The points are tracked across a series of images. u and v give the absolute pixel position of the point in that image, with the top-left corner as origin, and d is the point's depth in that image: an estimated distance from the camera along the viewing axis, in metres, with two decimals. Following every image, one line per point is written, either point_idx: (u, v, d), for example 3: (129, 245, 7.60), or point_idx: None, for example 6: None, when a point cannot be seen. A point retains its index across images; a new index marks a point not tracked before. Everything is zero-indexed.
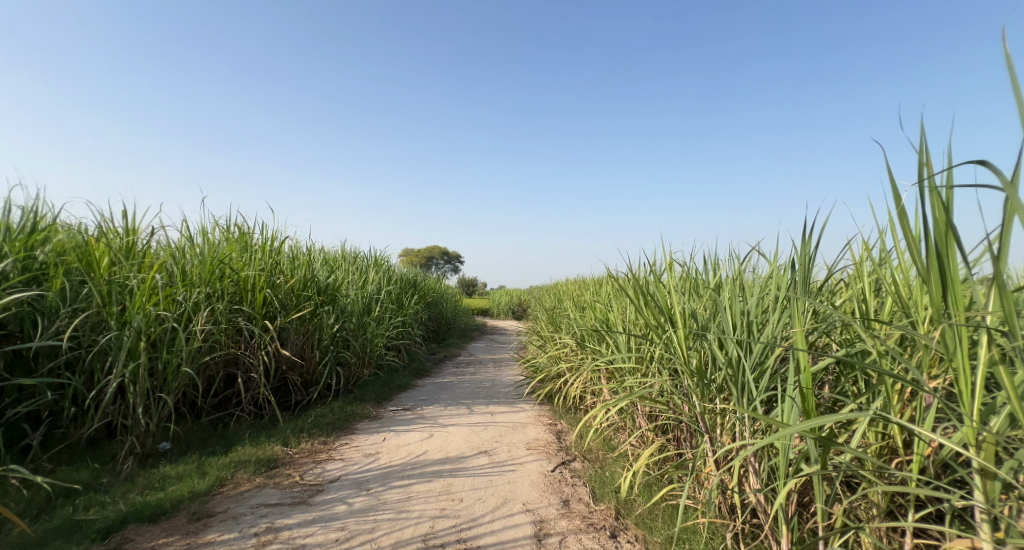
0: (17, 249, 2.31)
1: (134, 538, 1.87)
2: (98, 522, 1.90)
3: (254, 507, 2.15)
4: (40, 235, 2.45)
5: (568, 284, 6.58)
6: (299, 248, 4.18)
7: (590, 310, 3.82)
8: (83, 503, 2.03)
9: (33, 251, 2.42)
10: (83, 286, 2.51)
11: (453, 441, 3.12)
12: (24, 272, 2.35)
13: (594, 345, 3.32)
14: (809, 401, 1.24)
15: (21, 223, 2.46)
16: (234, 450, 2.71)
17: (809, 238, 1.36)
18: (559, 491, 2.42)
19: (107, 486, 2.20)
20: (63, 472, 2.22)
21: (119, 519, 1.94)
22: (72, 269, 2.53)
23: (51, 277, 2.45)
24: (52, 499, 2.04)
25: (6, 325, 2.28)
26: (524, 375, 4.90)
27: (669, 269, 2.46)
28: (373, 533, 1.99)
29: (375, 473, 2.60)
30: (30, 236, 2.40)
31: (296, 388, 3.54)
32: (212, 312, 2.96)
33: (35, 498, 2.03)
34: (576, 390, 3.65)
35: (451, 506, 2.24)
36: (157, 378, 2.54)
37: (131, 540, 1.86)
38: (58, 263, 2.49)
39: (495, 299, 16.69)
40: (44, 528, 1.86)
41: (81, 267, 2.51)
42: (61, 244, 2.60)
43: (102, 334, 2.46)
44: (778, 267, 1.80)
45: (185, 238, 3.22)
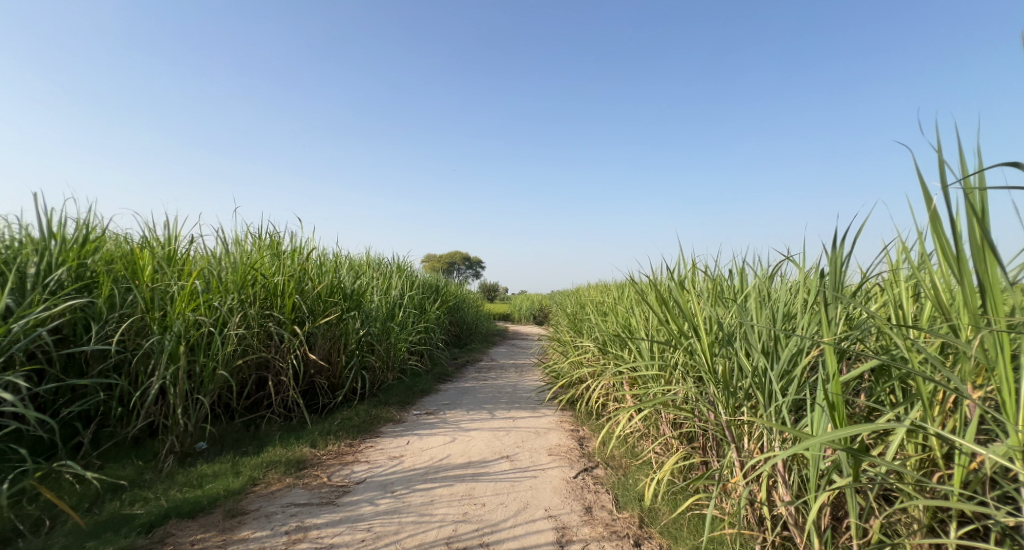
0: (72, 258, 2.45)
1: (175, 533, 1.94)
2: (142, 517, 1.99)
3: (285, 507, 2.21)
4: (91, 245, 2.59)
5: (589, 289, 6.56)
6: (326, 254, 4.28)
7: (612, 315, 3.82)
8: (129, 498, 2.12)
9: (85, 260, 2.56)
10: (128, 293, 2.63)
11: (475, 445, 3.14)
12: (78, 280, 2.49)
13: (616, 351, 3.32)
14: (840, 410, 1.22)
15: (75, 233, 2.61)
16: (266, 451, 2.79)
17: (841, 243, 1.35)
18: (581, 498, 2.42)
19: (150, 483, 2.29)
20: (111, 469, 2.32)
21: (162, 514, 2.02)
22: (119, 277, 2.67)
23: (99, 284, 2.57)
24: (101, 494, 2.14)
25: (61, 329, 2.41)
26: (545, 381, 4.90)
27: (693, 275, 2.45)
28: (398, 535, 2.03)
29: (400, 476, 2.64)
30: (83, 246, 2.55)
31: (323, 391, 3.62)
32: (244, 317, 3.06)
33: (86, 493, 2.13)
34: (598, 396, 3.64)
35: (474, 510, 2.26)
36: (194, 381, 2.64)
37: (172, 534, 1.93)
38: (106, 271, 2.62)
39: (518, 305, 16.69)
40: (95, 520, 1.95)
41: (127, 275, 2.64)
42: (109, 253, 2.75)
43: (145, 338, 2.58)
44: (808, 272, 1.78)
45: (220, 246, 3.34)
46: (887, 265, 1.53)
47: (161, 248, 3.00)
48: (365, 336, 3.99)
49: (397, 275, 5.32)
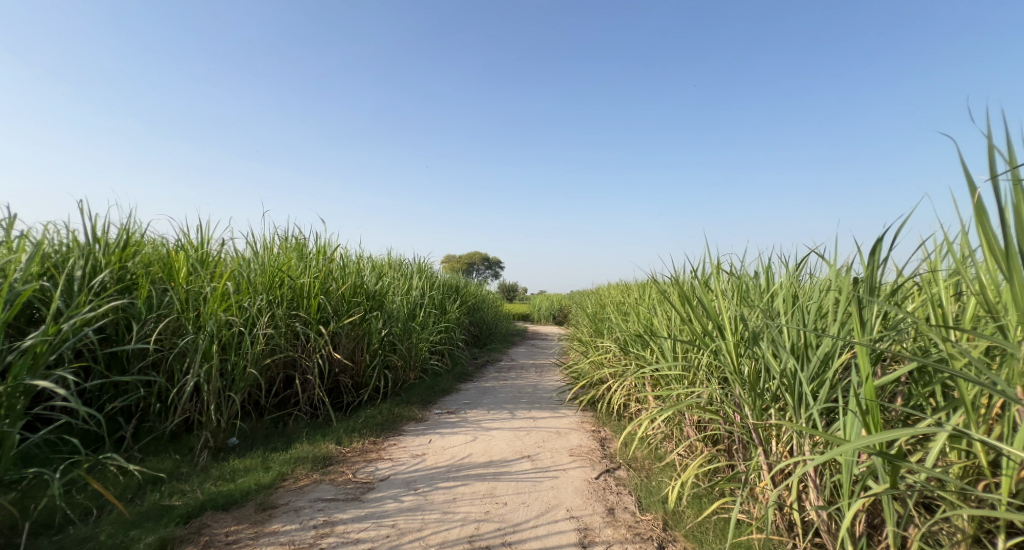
0: (113, 261, 2.57)
1: (211, 524, 2.01)
2: (180, 508, 2.06)
3: (313, 502, 2.26)
4: (131, 248, 2.71)
5: (609, 289, 6.52)
6: (350, 256, 4.36)
7: (633, 314, 3.79)
8: (167, 490, 2.20)
9: (126, 263, 2.68)
10: (164, 294, 2.73)
11: (496, 445, 3.15)
12: (119, 282, 2.60)
13: (638, 351, 3.29)
14: (876, 415, 1.19)
15: (116, 238, 2.74)
16: (294, 447, 2.85)
17: (877, 243, 1.31)
18: (603, 499, 2.41)
19: (186, 476, 2.37)
20: (151, 462, 2.40)
21: (198, 506, 2.10)
22: (157, 279, 2.77)
23: (138, 286, 2.68)
24: (142, 485, 2.22)
25: (104, 328, 2.53)
26: (565, 382, 4.89)
27: (717, 274, 2.42)
28: (422, 532, 2.05)
29: (422, 474, 2.67)
30: (124, 250, 2.67)
31: (347, 390, 3.69)
32: (272, 317, 3.14)
33: (128, 484, 2.22)
34: (619, 397, 3.62)
35: (496, 509, 2.27)
36: (226, 378, 2.72)
37: (208, 525, 2.00)
38: (145, 274, 2.72)
39: (537, 305, 16.68)
40: (137, 510, 2.04)
41: (164, 277, 2.75)
42: (147, 257, 2.86)
43: (181, 337, 2.68)
44: (840, 271, 1.74)
45: (249, 248, 3.44)
46: (926, 263, 1.48)
47: (194, 251, 3.11)
48: (387, 335, 4.04)
49: (418, 275, 5.37)
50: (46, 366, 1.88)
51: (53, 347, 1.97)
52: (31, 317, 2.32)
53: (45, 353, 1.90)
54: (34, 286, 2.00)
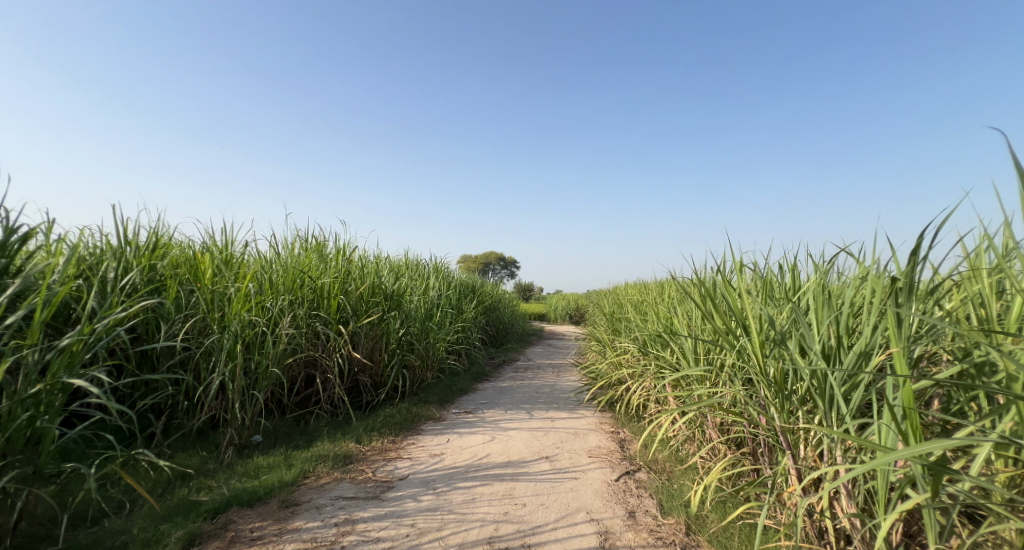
0: (143, 263, 2.66)
1: (236, 520, 2.06)
2: (206, 504, 2.12)
3: (334, 500, 2.28)
4: (160, 250, 2.79)
5: (628, 288, 6.45)
6: (368, 256, 4.38)
7: (652, 314, 3.74)
8: (195, 486, 2.27)
9: (155, 265, 2.76)
10: (191, 294, 2.80)
11: (514, 445, 3.13)
12: (149, 283, 2.69)
13: (658, 352, 3.24)
14: (915, 421, 1.13)
15: (146, 241, 2.82)
16: (315, 445, 2.88)
17: (917, 240, 1.24)
18: (624, 502, 2.37)
19: (213, 472, 2.43)
20: (179, 458, 2.48)
21: (224, 502, 2.15)
22: (184, 280, 2.85)
23: (166, 287, 2.74)
24: (171, 481, 2.29)
25: (136, 328, 2.63)
26: (583, 382, 4.84)
27: (740, 272, 2.37)
28: (441, 532, 2.04)
29: (441, 473, 2.66)
30: (153, 252, 2.75)
31: (367, 389, 3.71)
32: (294, 318, 3.18)
33: (159, 479, 2.29)
34: (639, 398, 3.57)
35: (515, 511, 2.26)
36: (250, 377, 2.76)
37: (234, 521, 2.05)
38: (173, 275, 2.80)
39: (553, 304, 16.63)
40: (167, 505, 2.11)
41: (191, 278, 2.82)
42: (175, 259, 2.94)
43: (207, 336, 2.74)
44: (871, 267, 1.68)
45: (271, 250, 3.50)
46: (967, 261, 1.41)
47: (219, 252, 3.18)
48: (405, 335, 4.05)
49: (435, 275, 5.38)
50: (80, 365, 1.91)
51: (87, 347, 2.00)
52: (67, 317, 2.38)
53: (80, 352, 1.93)
54: (69, 286, 2.04)
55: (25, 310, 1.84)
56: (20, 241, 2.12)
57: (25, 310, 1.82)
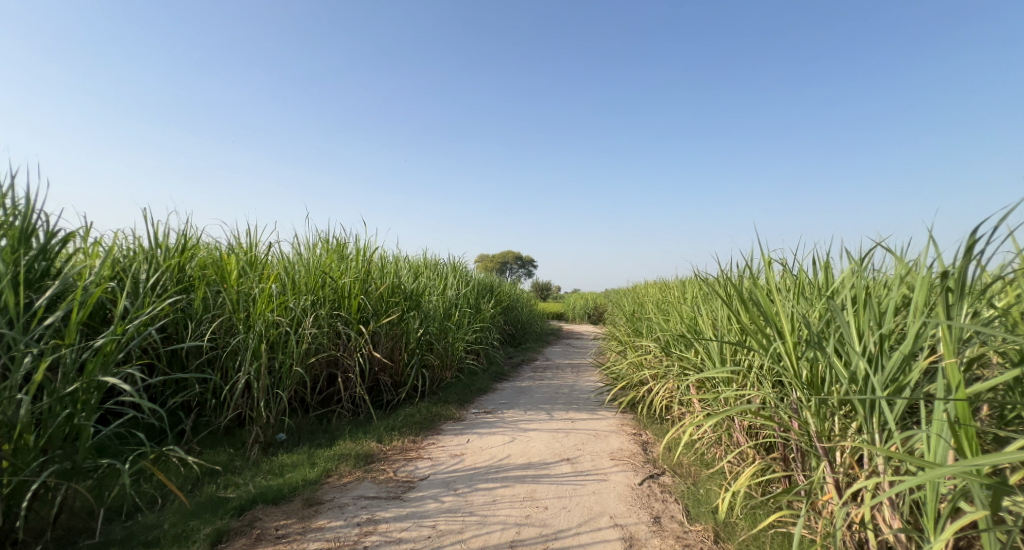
0: (173, 264, 2.73)
1: (262, 518, 2.08)
2: (233, 501, 2.15)
3: (356, 499, 2.28)
4: (189, 252, 2.86)
5: (648, 287, 6.34)
6: (387, 256, 4.39)
7: (675, 313, 3.65)
8: (223, 483, 2.32)
9: (184, 266, 2.83)
10: (218, 294, 2.87)
11: (535, 447, 3.09)
12: (178, 283, 2.75)
13: (682, 351, 3.16)
14: (971, 433, 1.05)
15: (176, 242, 2.89)
16: (337, 444, 2.89)
17: (973, 233, 1.16)
18: (648, 507, 2.31)
19: (240, 469, 2.48)
20: (208, 455, 2.54)
21: (250, 499, 2.17)
22: (211, 281, 2.91)
23: (195, 287, 2.83)
24: (200, 477, 2.34)
25: (166, 328, 2.70)
26: (604, 383, 4.77)
27: (769, 270, 2.29)
28: (462, 534, 2.01)
29: (462, 474, 2.64)
30: (182, 254, 2.82)
31: (387, 389, 3.71)
32: (316, 318, 3.19)
33: (188, 476, 2.35)
34: (661, 399, 3.49)
35: (537, 514, 2.21)
36: (274, 376, 2.80)
37: (259, 519, 2.07)
38: (201, 276, 2.87)
39: (572, 303, 16.53)
40: (196, 501, 2.16)
41: (217, 279, 2.88)
42: (202, 260, 3.01)
43: (233, 336, 2.79)
44: (912, 264, 1.60)
45: (294, 251, 3.53)
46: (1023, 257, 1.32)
47: (244, 254, 3.22)
48: (424, 335, 4.04)
49: (453, 275, 5.38)
50: (114, 364, 1.93)
51: (119, 346, 2.02)
52: (102, 317, 2.44)
53: (113, 351, 1.95)
54: (103, 287, 2.07)
55: (63, 310, 1.87)
56: (59, 244, 2.18)
57: (63, 310, 1.85)
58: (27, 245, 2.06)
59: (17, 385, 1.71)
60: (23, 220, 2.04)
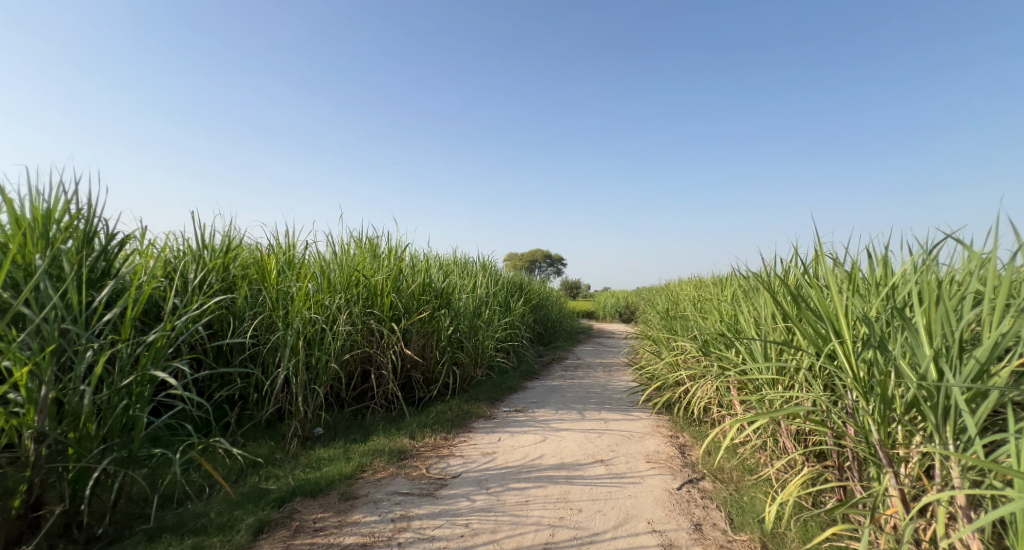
0: (218, 263, 2.82)
1: (301, 510, 2.09)
2: (274, 493, 2.18)
3: (390, 495, 2.27)
4: (232, 252, 2.95)
5: (683, 285, 6.16)
6: (418, 255, 4.41)
7: (714, 311, 3.51)
8: (265, 474, 2.35)
9: (227, 266, 2.92)
10: (259, 293, 2.96)
11: (568, 447, 3.02)
12: (223, 282, 2.85)
13: (721, 351, 3.03)
14: None
15: (220, 243, 3.00)
16: (372, 439, 2.90)
17: None
18: (688, 513, 2.21)
19: (281, 461, 2.52)
20: (251, 447, 2.59)
21: (290, 491, 2.20)
22: (253, 280, 3.00)
23: (238, 285, 2.91)
24: (244, 468, 2.40)
25: (211, 325, 2.80)
26: (637, 383, 4.65)
27: (819, 266, 2.16)
28: (496, 534, 1.97)
29: (494, 473, 2.60)
30: (226, 254, 2.92)
31: (419, 385, 3.72)
32: (351, 315, 3.22)
33: (233, 466, 2.41)
34: (699, 401, 3.36)
35: (571, 516, 2.15)
36: (312, 372, 2.83)
37: (299, 511, 2.08)
38: (243, 275, 2.96)
39: (602, 302, 16.29)
40: (240, 491, 2.20)
41: (259, 279, 2.96)
42: (245, 260, 3.10)
43: (274, 333, 2.84)
44: (987, 258, 1.46)
45: (329, 250, 3.59)
46: None
47: (282, 253, 3.28)
48: (455, 333, 4.03)
49: (483, 273, 5.36)
50: (164, 358, 1.98)
51: (169, 341, 2.07)
52: (154, 314, 2.52)
53: (163, 345, 2.00)
54: (154, 284, 2.11)
55: (120, 306, 1.91)
56: (117, 246, 2.24)
57: (120, 306, 1.90)
58: (89, 246, 2.13)
59: (79, 377, 1.75)
60: (86, 223, 2.11)
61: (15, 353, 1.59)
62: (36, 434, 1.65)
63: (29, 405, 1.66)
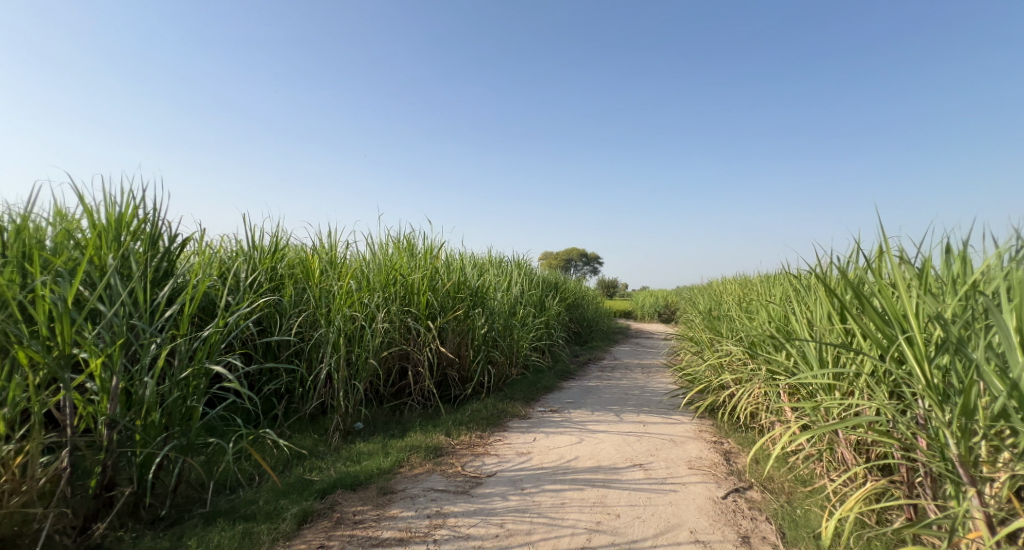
0: (266, 264, 2.90)
1: (342, 502, 2.09)
2: (318, 483, 2.19)
3: (426, 491, 2.24)
4: (279, 252, 3.02)
5: (728, 284, 5.90)
6: (455, 254, 4.40)
7: (761, 312, 3.33)
8: (309, 466, 2.38)
9: (275, 265, 2.99)
10: (304, 292, 3.01)
11: (605, 449, 2.92)
12: (271, 282, 2.92)
13: (771, 354, 2.86)
14: None
15: (268, 244, 3.08)
16: (409, 435, 2.89)
17: None
18: (734, 524, 2.08)
19: (324, 453, 2.54)
20: (296, 439, 2.64)
21: (333, 483, 2.20)
22: (298, 280, 3.05)
23: (284, 285, 2.98)
24: (290, 459, 2.44)
25: (261, 322, 2.87)
26: (678, 385, 4.47)
27: (883, 262, 1.98)
28: (531, 536, 1.90)
29: (529, 473, 2.53)
30: (274, 254, 2.99)
31: (455, 383, 3.70)
32: (388, 313, 3.22)
33: (280, 457, 2.45)
34: (746, 406, 3.18)
35: (608, 521, 2.06)
36: (352, 368, 2.84)
37: (339, 503, 2.08)
38: (289, 275, 3.03)
39: (640, 302, 15.96)
40: (287, 481, 2.22)
41: (304, 278, 3.02)
42: (291, 261, 3.17)
43: (317, 330, 2.88)
44: None
45: (368, 250, 3.62)
46: None
47: (324, 253, 3.33)
48: (490, 331, 3.98)
49: (518, 273, 5.31)
50: (220, 352, 2.01)
51: (223, 336, 2.10)
52: (211, 310, 2.61)
53: (218, 340, 2.04)
54: (209, 281, 2.15)
55: (179, 302, 1.94)
56: (179, 247, 2.31)
57: (180, 302, 1.93)
58: (155, 248, 2.21)
59: (144, 368, 1.79)
60: (152, 226, 2.18)
61: (90, 345, 1.65)
62: (110, 420, 1.70)
63: (103, 394, 1.71)
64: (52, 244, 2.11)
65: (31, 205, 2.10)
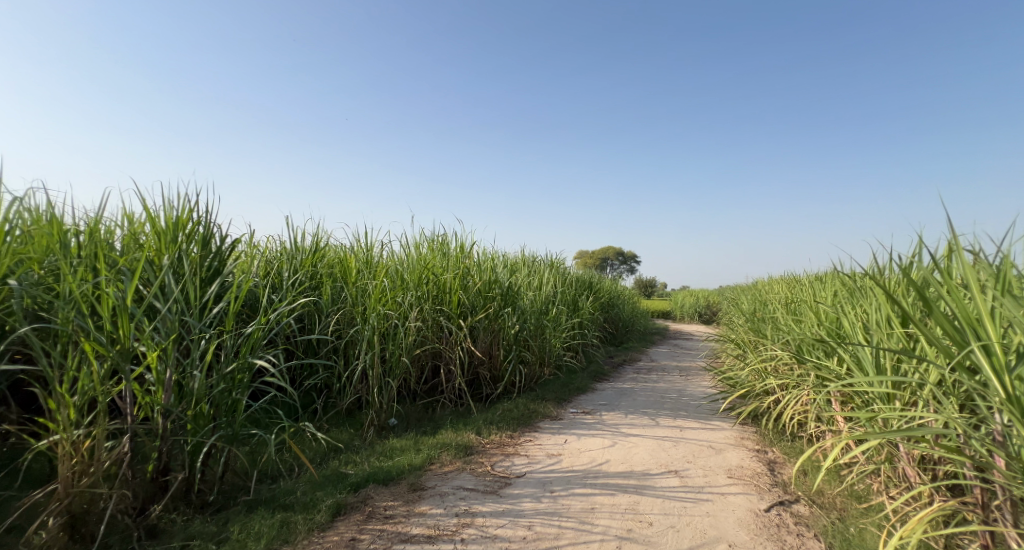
0: (306, 265, 2.93)
1: (374, 496, 2.05)
2: (353, 477, 2.16)
3: (456, 489, 2.18)
4: (319, 252, 3.04)
5: (774, 286, 5.60)
6: (487, 254, 4.35)
7: (811, 314, 3.11)
8: (345, 459, 2.36)
9: (314, 265, 3.01)
10: (341, 290, 3.02)
11: (638, 454, 2.79)
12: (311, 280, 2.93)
13: (825, 360, 2.66)
14: None
15: (308, 244, 3.11)
16: (441, 433, 2.84)
17: None
18: (779, 539, 1.92)
19: (358, 448, 2.52)
20: (333, 433, 2.63)
21: (367, 477, 2.17)
22: (336, 279, 3.06)
23: (323, 283, 2.99)
24: (327, 452, 2.43)
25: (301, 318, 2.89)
26: (718, 390, 4.26)
27: (955, 260, 1.78)
28: (559, 540, 1.80)
29: (559, 476, 2.43)
30: (314, 254, 3.01)
31: (487, 382, 3.63)
32: (421, 311, 3.18)
33: (318, 449, 2.45)
34: (792, 413, 2.97)
35: (641, 529, 1.93)
36: (386, 365, 2.81)
37: (371, 497, 2.04)
38: (327, 274, 3.04)
39: (678, 303, 15.53)
40: (323, 473, 2.20)
41: (341, 279, 3.02)
42: (330, 260, 3.19)
43: (353, 327, 2.87)
44: None
45: (403, 250, 3.61)
46: None
47: (361, 253, 3.33)
48: (522, 331, 3.90)
49: (551, 272, 5.22)
50: (262, 348, 2.00)
51: (266, 333, 2.09)
52: (254, 307, 2.63)
53: (261, 337, 2.02)
54: (253, 279, 2.14)
55: (225, 298, 1.93)
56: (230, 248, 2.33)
57: (227, 299, 1.92)
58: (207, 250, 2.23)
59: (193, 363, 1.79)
60: (206, 228, 2.20)
61: (148, 339, 1.65)
62: (164, 410, 1.71)
63: (158, 385, 1.72)
64: (118, 246, 2.18)
65: (100, 209, 2.18)
